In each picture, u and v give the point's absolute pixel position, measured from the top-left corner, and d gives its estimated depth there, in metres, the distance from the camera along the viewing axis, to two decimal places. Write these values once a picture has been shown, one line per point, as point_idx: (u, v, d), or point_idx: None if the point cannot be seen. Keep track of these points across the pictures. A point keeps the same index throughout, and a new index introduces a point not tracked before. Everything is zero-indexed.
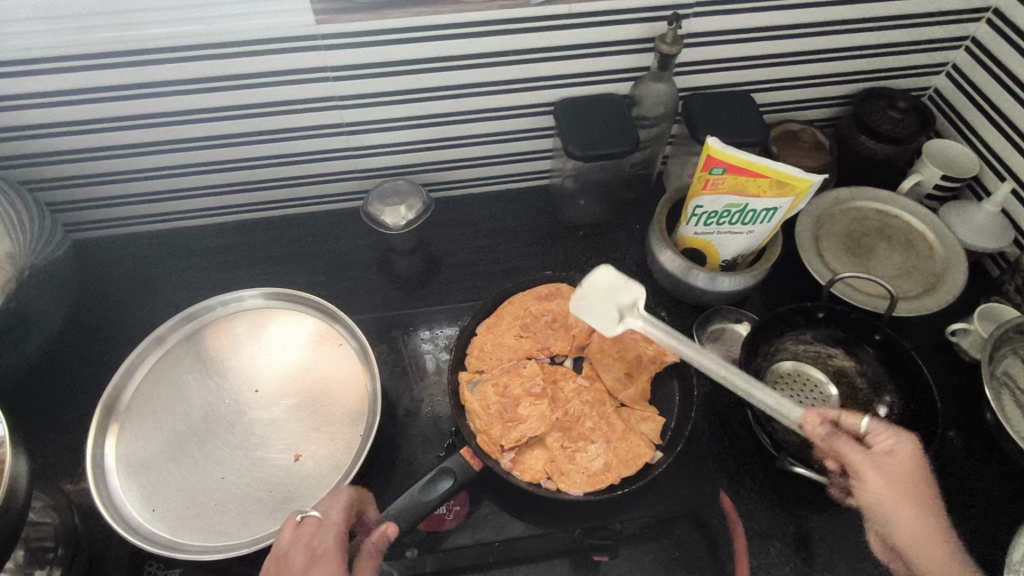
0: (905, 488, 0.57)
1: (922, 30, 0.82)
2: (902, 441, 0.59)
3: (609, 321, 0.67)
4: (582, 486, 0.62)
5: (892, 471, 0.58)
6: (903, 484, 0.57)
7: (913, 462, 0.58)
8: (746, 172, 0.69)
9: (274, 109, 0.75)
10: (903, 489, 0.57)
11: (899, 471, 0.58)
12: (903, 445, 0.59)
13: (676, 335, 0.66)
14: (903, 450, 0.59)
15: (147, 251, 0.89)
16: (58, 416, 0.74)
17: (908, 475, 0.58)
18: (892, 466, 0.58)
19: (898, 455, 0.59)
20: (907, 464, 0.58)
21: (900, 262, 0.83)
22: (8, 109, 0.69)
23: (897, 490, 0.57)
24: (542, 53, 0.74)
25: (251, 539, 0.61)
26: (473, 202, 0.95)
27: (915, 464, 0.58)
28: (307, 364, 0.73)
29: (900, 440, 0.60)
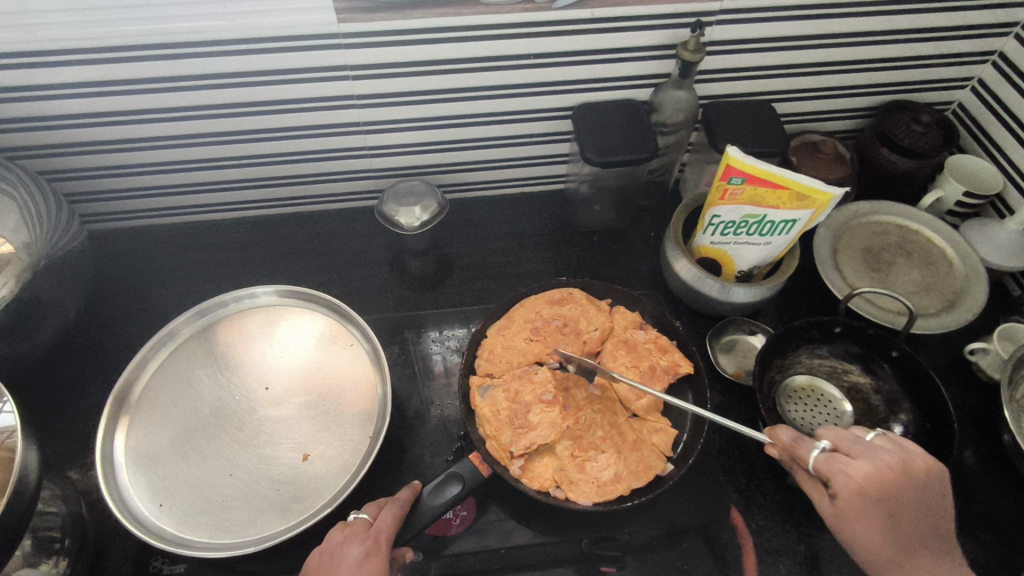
0: (853, 537, 0.54)
1: (949, 44, 0.81)
2: (845, 487, 0.54)
3: None
4: (591, 496, 0.61)
5: (841, 517, 0.54)
6: (854, 531, 0.54)
7: (858, 509, 0.53)
8: (766, 183, 0.68)
9: (294, 106, 0.75)
10: (854, 537, 0.54)
11: (846, 518, 0.54)
12: (847, 488, 0.54)
13: None
14: (848, 494, 0.54)
15: (162, 244, 0.90)
16: (69, 406, 0.75)
17: (857, 521, 0.53)
18: (840, 512, 0.54)
19: (844, 500, 0.54)
20: (854, 510, 0.53)
21: (919, 278, 0.82)
22: (29, 99, 0.69)
23: (848, 537, 0.54)
24: (563, 56, 0.74)
25: (257, 538, 0.61)
26: (488, 205, 0.95)
27: (865, 509, 0.53)
28: (318, 363, 0.73)
29: (845, 481, 0.54)
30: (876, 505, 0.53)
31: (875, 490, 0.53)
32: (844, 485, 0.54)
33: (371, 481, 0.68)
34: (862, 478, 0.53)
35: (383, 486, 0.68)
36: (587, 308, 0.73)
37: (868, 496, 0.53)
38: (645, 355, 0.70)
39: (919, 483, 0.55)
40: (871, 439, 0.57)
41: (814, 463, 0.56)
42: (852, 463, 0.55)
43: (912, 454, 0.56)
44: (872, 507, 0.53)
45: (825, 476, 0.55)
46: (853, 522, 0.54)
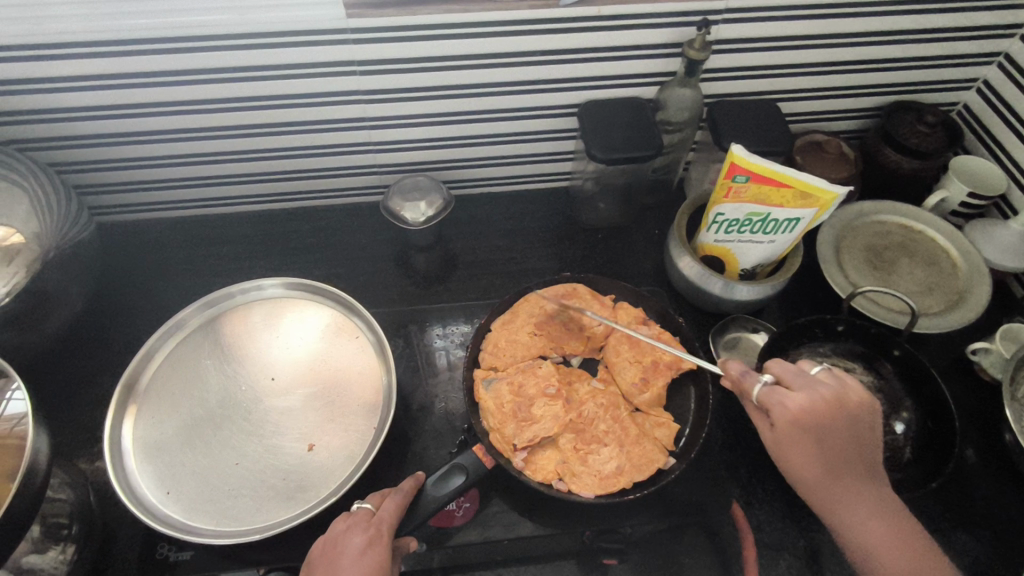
0: (786, 461, 0.56)
1: (955, 45, 0.81)
2: (780, 417, 0.55)
3: None
4: (593, 489, 0.62)
5: (776, 442, 0.56)
6: (788, 456, 0.56)
7: (792, 438, 0.55)
8: (771, 181, 0.68)
9: (302, 101, 0.76)
10: (787, 460, 0.56)
11: (780, 445, 0.56)
12: (782, 418, 0.55)
13: None
14: (783, 423, 0.55)
15: (170, 237, 0.90)
16: (78, 395, 0.75)
17: (789, 447, 0.55)
18: (776, 439, 0.56)
19: (780, 428, 0.55)
20: (788, 438, 0.55)
21: (922, 278, 0.82)
22: (41, 92, 0.70)
23: (782, 460, 0.57)
24: (570, 54, 0.75)
25: (262, 526, 0.61)
26: (493, 202, 0.96)
27: (797, 438, 0.54)
28: (323, 355, 0.74)
29: (780, 412, 0.55)
30: (807, 435, 0.54)
31: (809, 420, 0.54)
32: (780, 415, 0.55)
33: (375, 473, 0.69)
34: (797, 411, 0.54)
35: (386, 478, 0.69)
36: (591, 302, 0.74)
37: (801, 427, 0.54)
38: (649, 350, 0.71)
39: (853, 414, 0.56)
40: (815, 374, 0.58)
41: (756, 394, 0.57)
42: (790, 396, 0.55)
43: (852, 389, 0.57)
44: (804, 436, 0.54)
45: (765, 406, 0.56)
46: (786, 448, 0.55)
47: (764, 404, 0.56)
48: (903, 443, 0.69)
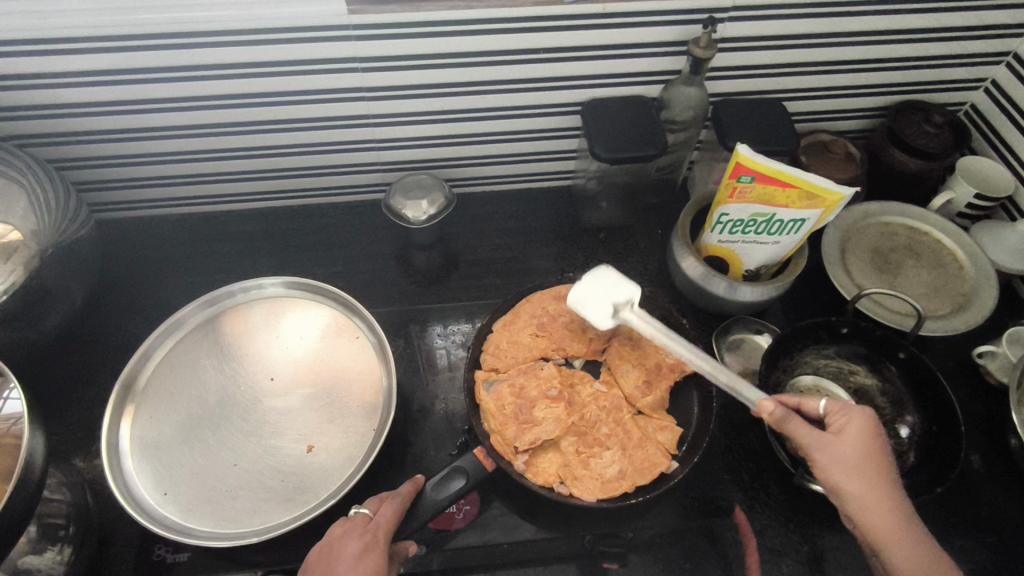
0: (855, 462, 0.56)
1: (963, 44, 0.80)
2: (855, 419, 0.58)
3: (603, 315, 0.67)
4: (594, 493, 0.61)
5: (841, 447, 0.56)
6: (854, 461, 0.56)
7: (858, 441, 0.57)
8: (777, 181, 0.67)
9: (303, 98, 0.75)
10: (855, 463, 0.56)
11: (848, 448, 0.56)
12: (855, 424, 0.57)
13: (664, 331, 0.66)
14: (852, 428, 0.57)
15: (168, 234, 0.90)
16: (77, 393, 0.75)
17: (859, 449, 0.56)
18: (841, 443, 0.57)
19: (851, 430, 0.57)
20: (859, 440, 0.57)
21: (928, 280, 0.81)
22: (40, 87, 0.69)
23: (848, 465, 0.56)
24: (574, 51, 0.74)
25: (261, 528, 0.61)
26: (495, 200, 0.95)
27: (869, 439, 0.57)
28: (323, 354, 0.73)
29: (853, 419, 0.58)
30: (877, 440, 0.57)
31: (875, 425, 0.58)
32: (851, 419, 0.58)
33: (374, 474, 0.68)
34: (866, 419, 0.58)
35: (386, 479, 0.68)
36: None
37: (871, 430, 0.57)
38: (652, 352, 0.70)
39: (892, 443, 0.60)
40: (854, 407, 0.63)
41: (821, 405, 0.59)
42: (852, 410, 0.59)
43: None
44: (877, 439, 0.57)
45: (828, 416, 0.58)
46: (859, 447, 0.56)
47: (837, 410, 0.59)
48: (906, 448, 0.69)
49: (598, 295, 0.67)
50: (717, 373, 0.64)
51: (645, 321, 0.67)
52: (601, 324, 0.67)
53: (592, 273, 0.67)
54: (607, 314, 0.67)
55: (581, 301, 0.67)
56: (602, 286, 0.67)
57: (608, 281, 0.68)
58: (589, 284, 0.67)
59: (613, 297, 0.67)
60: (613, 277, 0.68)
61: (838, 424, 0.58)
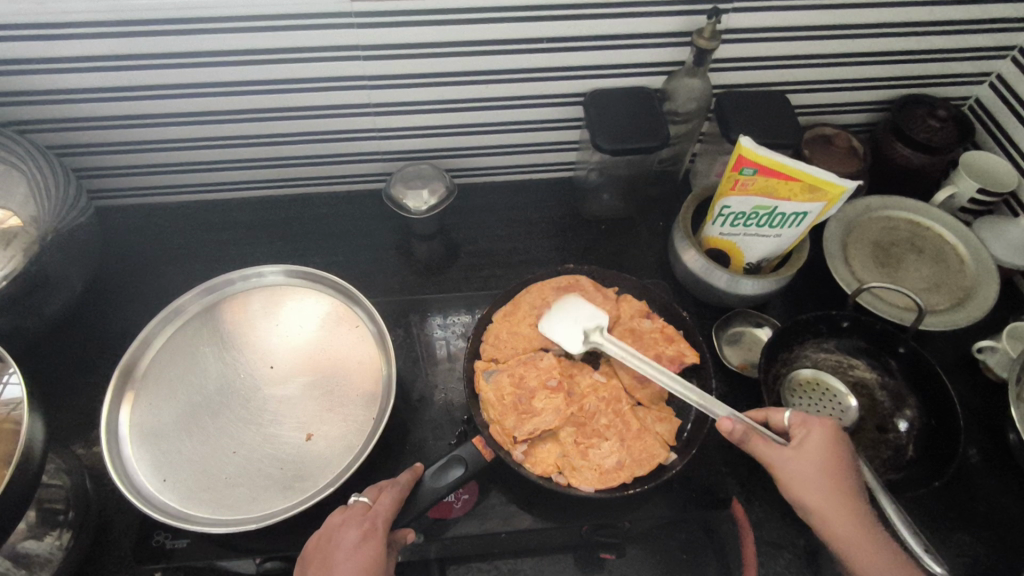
0: (813, 477, 0.56)
1: (968, 38, 0.80)
2: (816, 431, 0.58)
3: (575, 339, 0.69)
4: (593, 483, 0.61)
5: (800, 461, 0.57)
6: (814, 474, 0.56)
7: (817, 453, 0.57)
8: (778, 174, 0.67)
9: (304, 85, 0.74)
10: (812, 476, 0.56)
11: (806, 462, 0.56)
12: (814, 436, 0.58)
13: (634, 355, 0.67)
14: (812, 440, 0.57)
15: (168, 222, 0.89)
16: (77, 380, 0.75)
17: (817, 462, 0.56)
18: (800, 457, 0.57)
19: (812, 443, 0.57)
20: (818, 452, 0.57)
21: (929, 274, 0.81)
22: (39, 72, 0.69)
23: (806, 477, 0.56)
24: (577, 41, 0.73)
25: (260, 515, 0.61)
26: (496, 191, 0.95)
27: (830, 450, 0.57)
28: (322, 343, 0.73)
29: (814, 432, 0.58)
30: (838, 450, 0.57)
31: (840, 435, 0.58)
32: (812, 432, 0.58)
33: (373, 463, 0.68)
34: (828, 431, 0.58)
35: (385, 469, 0.68)
36: (594, 295, 0.73)
37: (831, 443, 0.57)
38: (652, 344, 0.70)
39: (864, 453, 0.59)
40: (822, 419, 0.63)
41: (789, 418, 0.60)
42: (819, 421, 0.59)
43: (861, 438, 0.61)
44: (837, 450, 0.57)
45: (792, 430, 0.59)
46: (816, 461, 0.56)
47: (800, 423, 0.60)
48: (905, 441, 0.69)
49: (568, 321, 0.70)
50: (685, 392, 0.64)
51: (614, 346, 0.68)
52: (571, 346, 0.68)
53: (558, 305, 0.71)
54: (578, 339, 0.69)
55: (550, 328, 0.69)
56: (571, 313, 0.70)
57: (576, 310, 0.70)
58: (556, 314, 0.70)
59: (582, 323, 0.69)
60: (582, 306, 0.70)
61: (800, 436, 0.58)
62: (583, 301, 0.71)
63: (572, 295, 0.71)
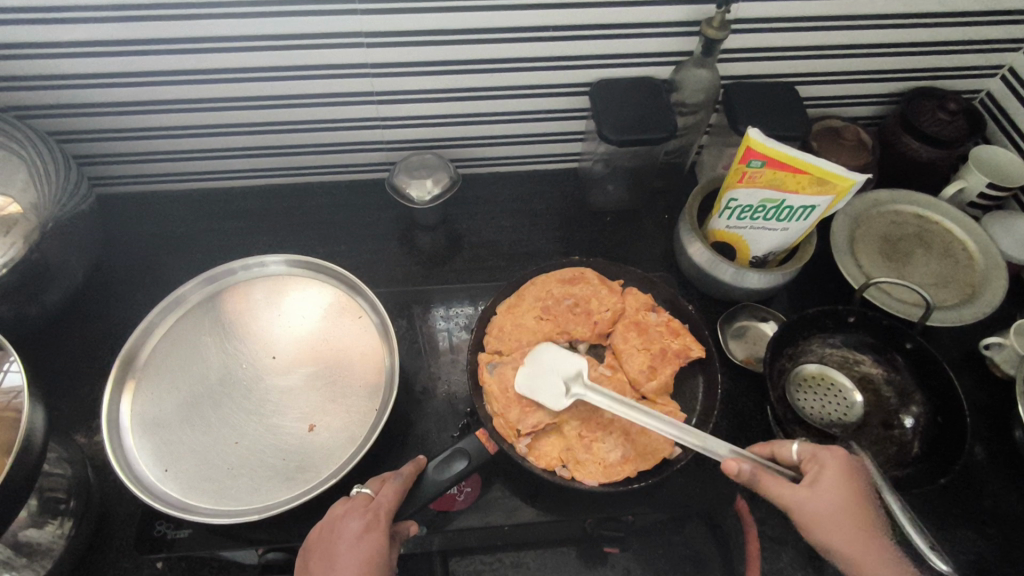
0: (833, 514, 0.54)
1: (980, 30, 0.79)
2: (829, 465, 0.56)
3: (556, 396, 0.63)
4: (597, 477, 0.61)
5: (820, 495, 0.55)
6: (836, 508, 0.54)
7: (834, 489, 0.55)
8: (787, 167, 0.66)
9: (307, 72, 0.73)
10: (832, 514, 0.54)
11: (828, 496, 0.55)
12: (828, 471, 0.56)
13: (618, 398, 0.63)
14: (827, 475, 0.56)
15: (169, 210, 0.89)
16: (78, 369, 0.75)
17: (839, 494, 0.55)
18: (820, 490, 0.55)
19: (828, 475, 0.56)
20: (837, 484, 0.55)
21: (937, 270, 0.81)
22: (38, 57, 0.68)
23: (827, 516, 0.54)
24: (584, 29, 0.72)
25: (262, 506, 0.60)
26: (500, 182, 0.94)
27: (848, 480, 0.55)
28: (325, 333, 0.72)
29: (827, 465, 0.56)
30: (856, 479, 0.55)
31: (855, 467, 0.56)
32: (826, 463, 0.57)
33: (375, 454, 0.68)
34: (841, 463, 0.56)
35: (388, 460, 0.68)
36: (598, 287, 0.72)
37: (848, 477, 0.55)
38: (657, 338, 0.69)
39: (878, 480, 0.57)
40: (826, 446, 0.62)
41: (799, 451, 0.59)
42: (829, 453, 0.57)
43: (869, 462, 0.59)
44: (855, 479, 0.55)
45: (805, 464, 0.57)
46: (834, 495, 0.55)
47: (810, 457, 0.58)
48: (910, 438, 0.69)
49: (546, 376, 0.65)
50: (679, 433, 0.60)
51: (597, 394, 0.63)
52: (555, 404, 0.63)
53: (534, 355, 0.66)
54: (559, 393, 0.63)
55: (527, 386, 0.64)
56: (546, 367, 0.65)
57: (551, 362, 0.65)
58: (532, 370, 0.65)
59: (560, 375, 0.64)
60: (557, 354, 0.66)
61: (813, 473, 0.57)
62: (558, 349, 0.66)
63: (544, 346, 0.66)
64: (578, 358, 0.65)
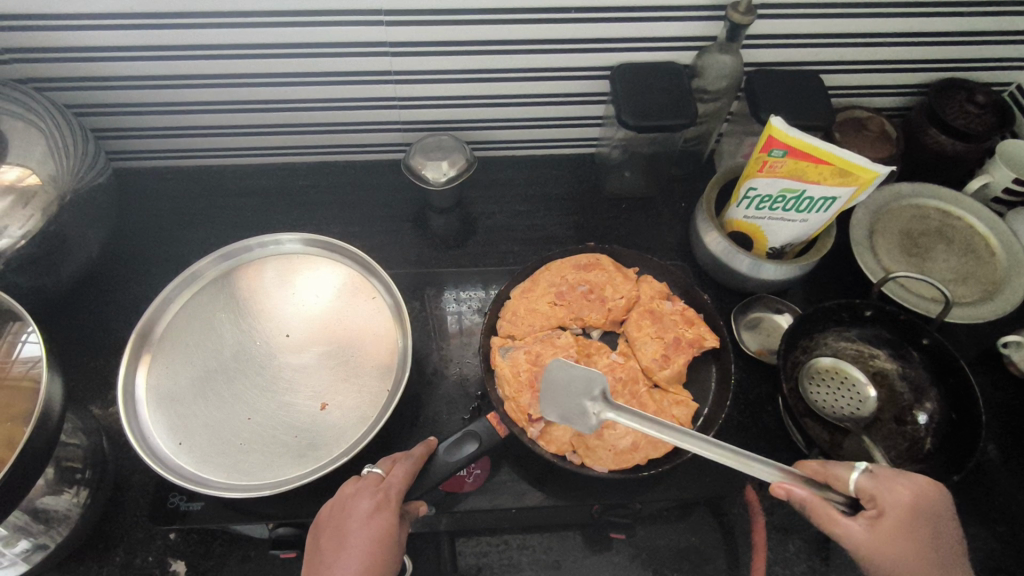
0: (895, 559, 0.50)
1: (1012, 20, 0.76)
2: (895, 502, 0.51)
3: (584, 417, 0.58)
4: (607, 464, 0.61)
5: (878, 541, 0.50)
6: (893, 559, 0.50)
7: (900, 532, 0.50)
8: (810, 157, 0.64)
9: (324, 50, 0.73)
10: (894, 559, 0.50)
11: (884, 546, 0.50)
12: (894, 511, 0.51)
13: (645, 417, 0.56)
14: (894, 516, 0.50)
15: (185, 186, 0.89)
16: (93, 342, 0.76)
17: (898, 544, 0.50)
18: (876, 537, 0.50)
19: (889, 522, 0.50)
20: (898, 533, 0.50)
21: (957, 265, 0.79)
22: (56, 29, 0.68)
23: (888, 560, 0.50)
24: (606, 11, 0.71)
25: (274, 481, 0.61)
26: (516, 165, 0.93)
27: (909, 529, 0.50)
28: (339, 313, 0.73)
29: (893, 504, 0.51)
30: (918, 525, 0.51)
31: (921, 505, 0.51)
32: (888, 506, 0.51)
33: (386, 434, 0.69)
34: (910, 502, 0.51)
35: (398, 440, 0.68)
36: (613, 274, 0.72)
37: (915, 517, 0.50)
38: (671, 327, 0.68)
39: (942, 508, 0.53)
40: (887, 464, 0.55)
41: (860, 482, 0.53)
42: (897, 488, 0.52)
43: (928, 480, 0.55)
44: (917, 525, 0.51)
45: (867, 497, 0.52)
46: (898, 540, 0.50)
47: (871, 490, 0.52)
48: (923, 434, 0.68)
49: (567, 396, 0.59)
50: (723, 454, 0.54)
51: (625, 412, 0.56)
52: (586, 427, 0.57)
53: (548, 376, 0.60)
54: (585, 414, 0.58)
55: (552, 409, 0.59)
56: (565, 387, 0.59)
57: (568, 380, 0.60)
58: (552, 394, 0.59)
59: (581, 392, 0.59)
60: (573, 372, 0.60)
61: (876, 510, 0.51)
62: (570, 365, 0.60)
63: (554, 365, 0.60)
64: (594, 375, 0.59)
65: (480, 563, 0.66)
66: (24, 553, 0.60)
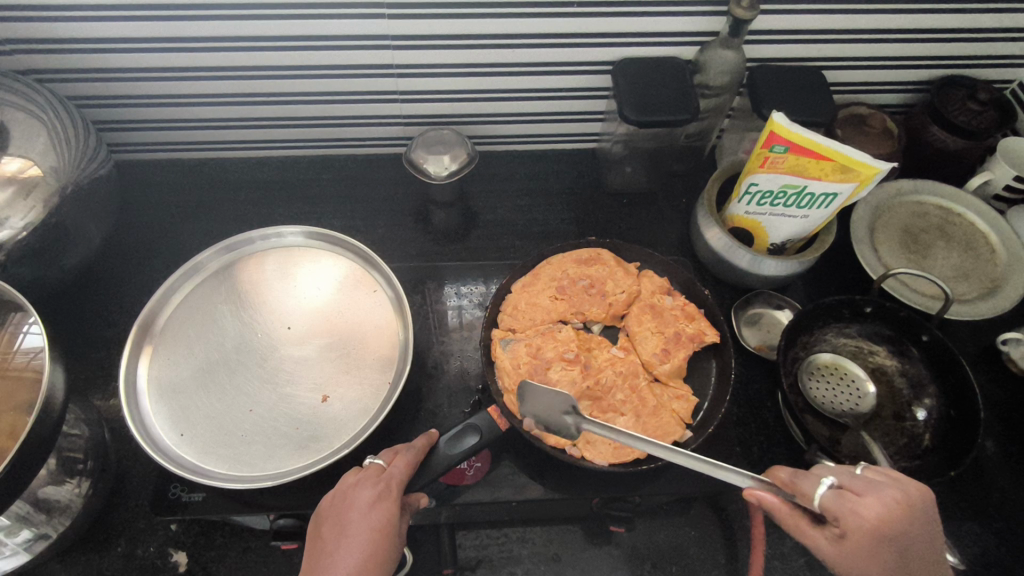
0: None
1: (1015, 17, 0.76)
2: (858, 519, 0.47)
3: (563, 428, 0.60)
4: (607, 458, 0.61)
5: (842, 557, 0.48)
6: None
7: (864, 551, 0.47)
8: (811, 153, 0.64)
9: (328, 42, 0.73)
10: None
11: (848, 564, 0.48)
12: (855, 528, 0.47)
13: (613, 428, 0.56)
14: (856, 534, 0.47)
15: (187, 179, 0.89)
16: (95, 333, 0.76)
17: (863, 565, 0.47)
18: (840, 554, 0.48)
19: (850, 541, 0.48)
20: (862, 553, 0.47)
21: (958, 263, 0.80)
22: (57, 20, 0.67)
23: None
24: (609, 6, 0.71)
25: (275, 473, 0.61)
26: (517, 160, 0.93)
27: (874, 552, 0.47)
28: (340, 305, 0.73)
29: (854, 521, 0.48)
30: (886, 548, 0.47)
31: (890, 522, 0.47)
32: (851, 526, 0.48)
33: (387, 426, 0.69)
34: (872, 519, 0.47)
35: (399, 432, 0.69)
36: (615, 269, 0.72)
37: (878, 535, 0.47)
38: (671, 321, 0.69)
39: (923, 520, 0.49)
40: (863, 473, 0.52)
41: (821, 499, 0.50)
42: (860, 503, 0.48)
43: (910, 486, 0.50)
44: (885, 547, 0.47)
45: (829, 514, 0.49)
46: (862, 560, 0.47)
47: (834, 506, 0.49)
48: (922, 430, 0.68)
49: (543, 410, 0.61)
50: (689, 460, 0.53)
51: (596, 424, 0.57)
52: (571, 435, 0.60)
53: (523, 393, 0.61)
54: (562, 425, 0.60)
55: (533, 419, 0.61)
56: (539, 400, 0.61)
57: (539, 396, 0.61)
58: (530, 407, 0.61)
59: (555, 409, 0.60)
60: (542, 390, 0.61)
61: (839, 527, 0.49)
62: (539, 385, 0.61)
63: (523, 386, 0.61)
64: (561, 393, 0.60)
65: (480, 555, 0.67)
66: (26, 542, 0.60)
